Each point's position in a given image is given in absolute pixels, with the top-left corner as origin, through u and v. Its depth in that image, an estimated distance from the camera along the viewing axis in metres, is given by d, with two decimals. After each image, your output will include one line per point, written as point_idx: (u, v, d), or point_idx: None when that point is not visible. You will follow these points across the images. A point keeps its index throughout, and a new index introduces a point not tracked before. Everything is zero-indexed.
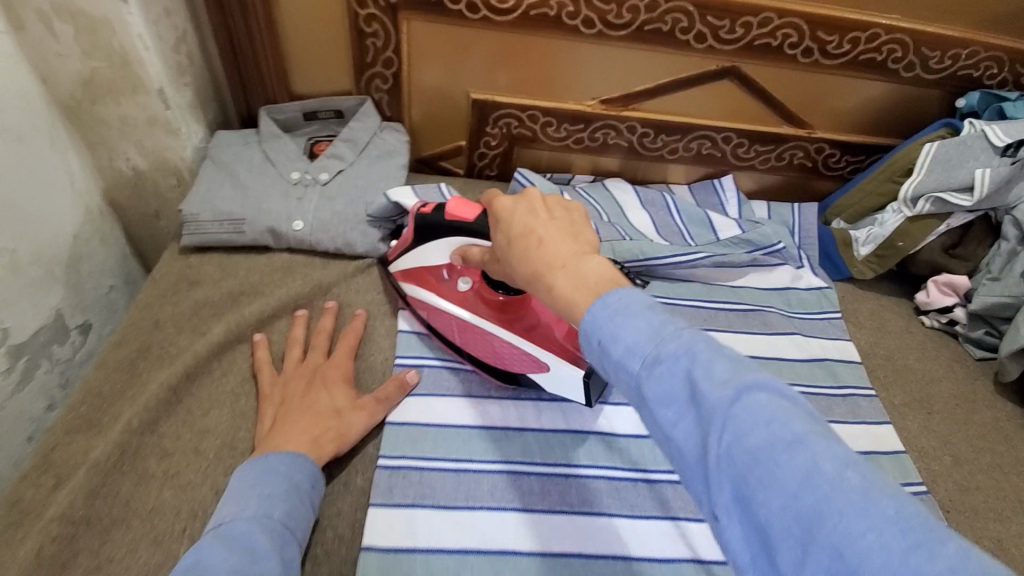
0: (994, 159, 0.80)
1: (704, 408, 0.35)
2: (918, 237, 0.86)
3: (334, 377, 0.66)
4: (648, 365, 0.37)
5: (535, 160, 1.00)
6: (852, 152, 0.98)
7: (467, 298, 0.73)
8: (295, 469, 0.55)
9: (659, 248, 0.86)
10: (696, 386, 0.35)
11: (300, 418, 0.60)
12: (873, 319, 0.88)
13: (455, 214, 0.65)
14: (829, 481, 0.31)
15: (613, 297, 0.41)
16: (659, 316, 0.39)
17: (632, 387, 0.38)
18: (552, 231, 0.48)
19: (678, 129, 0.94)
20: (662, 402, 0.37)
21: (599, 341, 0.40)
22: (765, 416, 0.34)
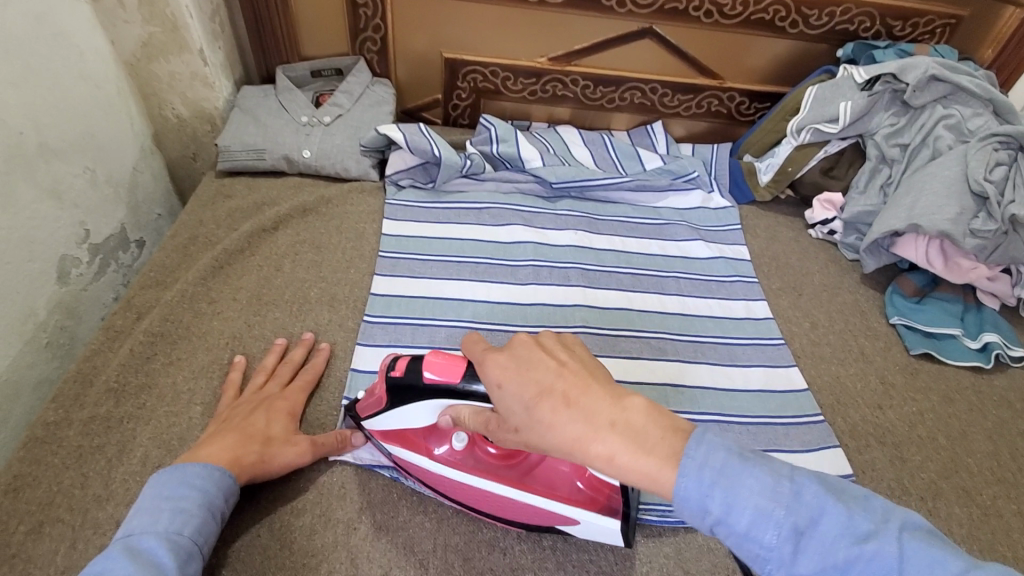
0: (856, 94, 1.01)
1: (858, 568, 0.43)
2: (803, 162, 1.08)
3: (280, 408, 0.70)
4: (786, 538, 0.44)
5: (500, 110, 1.23)
6: (758, 99, 1.19)
7: (465, 458, 0.67)
8: (210, 484, 0.58)
9: (593, 174, 1.09)
10: (845, 552, 0.43)
11: (231, 433, 0.64)
12: (767, 231, 1.09)
13: (437, 374, 0.59)
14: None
15: (705, 456, 0.45)
16: (771, 478, 0.45)
17: (774, 562, 0.44)
18: (577, 392, 0.48)
19: (613, 81, 1.16)
20: (810, 572, 0.43)
21: (713, 513, 0.44)
22: (922, 562, 0.41)
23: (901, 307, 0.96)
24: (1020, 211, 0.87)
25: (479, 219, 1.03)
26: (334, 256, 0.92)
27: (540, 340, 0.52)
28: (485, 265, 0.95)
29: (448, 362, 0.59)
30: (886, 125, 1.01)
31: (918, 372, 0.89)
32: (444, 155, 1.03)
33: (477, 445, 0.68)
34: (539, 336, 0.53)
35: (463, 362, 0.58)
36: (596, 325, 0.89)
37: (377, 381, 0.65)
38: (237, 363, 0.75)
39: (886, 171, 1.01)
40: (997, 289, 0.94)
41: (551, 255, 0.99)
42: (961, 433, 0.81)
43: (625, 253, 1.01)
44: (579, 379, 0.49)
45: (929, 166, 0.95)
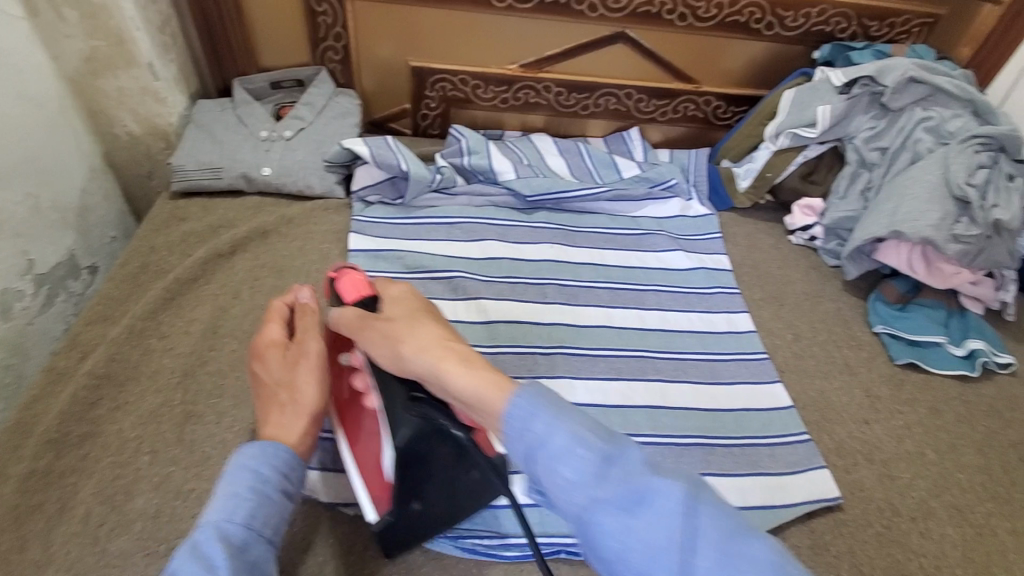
0: (834, 97, 0.99)
1: (651, 501, 0.37)
2: (782, 167, 1.06)
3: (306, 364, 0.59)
4: (594, 467, 0.38)
5: (473, 120, 1.18)
6: (735, 103, 1.17)
7: (338, 373, 0.64)
8: (263, 464, 0.51)
9: (569, 184, 1.05)
10: (645, 479, 0.37)
11: (269, 409, 0.57)
12: (747, 239, 1.07)
13: (341, 292, 0.59)
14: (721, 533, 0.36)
15: (524, 401, 0.42)
16: (581, 423, 0.40)
17: (574, 493, 0.38)
18: (398, 327, 0.52)
19: (586, 87, 1.13)
20: (605, 497, 0.38)
21: (529, 439, 0.40)
22: (660, 518, 0.36)
23: (884, 314, 0.93)
24: (1002, 215, 0.86)
25: (451, 235, 0.98)
26: (296, 279, 0.87)
27: (411, 294, 0.57)
28: (460, 280, 0.91)
29: (359, 279, 0.59)
30: (865, 128, 1.00)
31: (904, 382, 0.87)
32: (411, 169, 0.98)
33: (334, 385, 0.63)
34: (431, 307, 0.56)
35: (360, 292, 0.59)
36: (573, 345, 0.86)
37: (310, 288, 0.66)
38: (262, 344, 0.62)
39: (866, 175, 0.99)
40: (981, 292, 0.92)
41: (527, 272, 0.94)
42: (949, 447, 0.79)
43: (602, 266, 0.98)
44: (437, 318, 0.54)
45: (910, 170, 0.93)
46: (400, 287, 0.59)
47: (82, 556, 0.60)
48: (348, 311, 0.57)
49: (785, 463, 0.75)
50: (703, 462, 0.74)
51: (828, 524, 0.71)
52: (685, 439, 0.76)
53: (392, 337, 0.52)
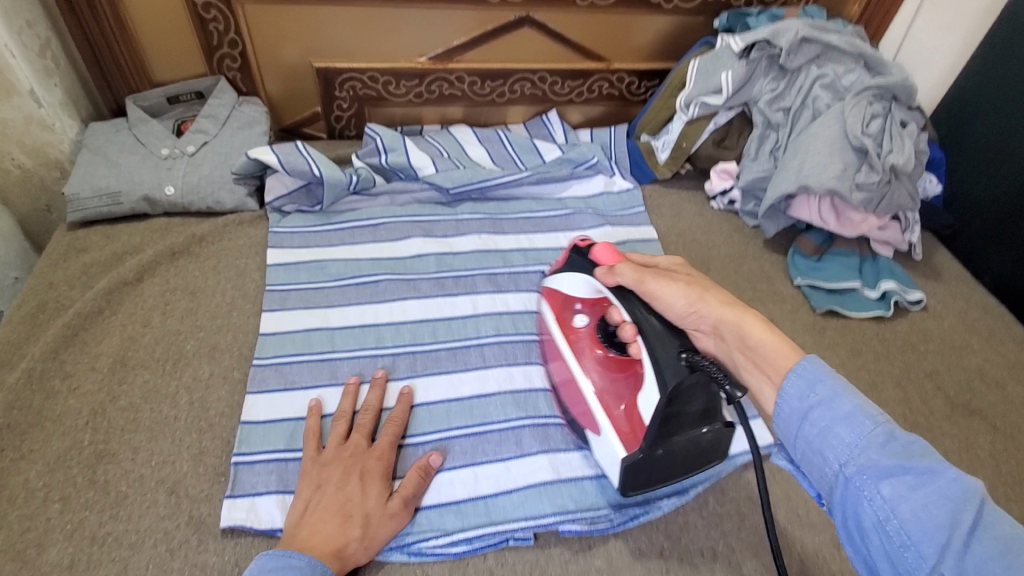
0: (734, 63, 1.02)
1: (919, 477, 0.45)
2: (695, 136, 1.08)
3: (374, 472, 0.64)
4: (879, 437, 0.47)
5: (390, 117, 1.16)
6: (647, 77, 1.19)
7: (586, 337, 0.73)
8: (318, 574, 0.54)
9: (491, 173, 1.05)
10: (934, 462, 0.45)
11: (327, 519, 0.59)
12: (671, 209, 1.09)
13: (598, 257, 0.69)
14: (955, 512, 0.43)
15: (807, 368, 0.53)
16: (865, 401, 0.50)
17: (856, 451, 0.48)
18: (698, 287, 0.65)
19: (499, 74, 1.13)
20: (879, 467, 0.46)
21: (806, 413, 0.51)
22: (923, 491, 0.44)
23: (803, 267, 0.97)
24: (897, 160, 0.91)
25: (375, 237, 0.96)
26: (213, 299, 0.84)
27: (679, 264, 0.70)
28: (386, 281, 0.89)
29: (609, 253, 0.68)
30: (767, 91, 1.03)
31: (826, 329, 0.91)
32: (325, 173, 0.95)
33: (598, 342, 0.71)
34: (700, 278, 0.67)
35: (617, 256, 0.68)
36: (508, 332, 0.85)
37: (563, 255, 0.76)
38: (314, 408, 0.70)
39: (774, 135, 1.03)
40: (889, 236, 0.98)
41: (456, 265, 0.93)
42: (871, 384, 0.83)
43: (532, 251, 0.98)
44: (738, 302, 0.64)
45: (811, 126, 0.97)
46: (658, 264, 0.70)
47: None
48: (620, 276, 0.65)
49: None
50: None
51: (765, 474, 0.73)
52: None
53: (684, 298, 0.65)
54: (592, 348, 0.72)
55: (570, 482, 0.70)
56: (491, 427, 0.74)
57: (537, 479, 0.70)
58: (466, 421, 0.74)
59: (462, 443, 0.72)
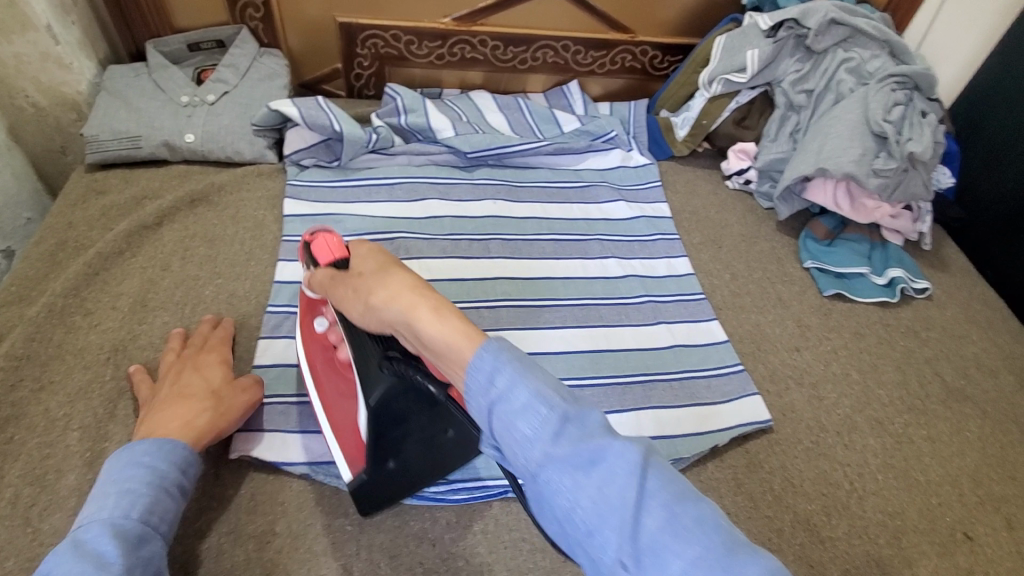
0: (761, 41, 1.01)
1: (601, 463, 0.40)
2: (716, 114, 1.08)
3: (205, 363, 0.66)
4: (553, 424, 0.41)
5: (410, 78, 1.15)
6: (671, 52, 1.18)
7: (321, 348, 0.68)
8: (160, 459, 0.55)
9: (509, 140, 1.05)
10: (602, 442, 0.41)
11: (169, 407, 0.60)
12: (686, 186, 1.10)
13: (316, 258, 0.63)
14: (625, 485, 0.39)
15: (483, 355, 0.44)
16: (541, 382, 0.43)
17: (530, 446, 0.41)
18: (375, 276, 0.52)
19: (523, 40, 1.12)
20: (558, 459, 0.40)
21: (492, 407, 0.43)
22: (595, 480, 0.40)
23: (813, 250, 0.98)
24: (916, 148, 0.91)
25: (391, 196, 0.96)
26: (230, 248, 0.84)
27: (376, 249, 0.55)
28: (401, 240, 0.90)
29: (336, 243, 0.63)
30: (792, 72, 1.03)
31: (832, 311, 0.92)
32: (345, 130, 0.95)
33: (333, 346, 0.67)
34: (384, 250, 0.56)
35: (337, 250, 0.62)
36: (518, 297, 0.86)
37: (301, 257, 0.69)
38: (137, 371, 0.69)
39: (794, 117, 1.02)
40: (901, 225, 0.98)
41: (470, 228, 0.94)
42: (871, 366, 0.85)
43: (547, 219, 0.99)
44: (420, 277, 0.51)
45: (834, 110, 0.97)
46: (369, 248, 0.57)
47: (14, 538, 0.57)
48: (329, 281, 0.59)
49: (725, 391, 0.80)
50: (646, 398, 0.78)
51: (761, 446, 0.75)
52: (627, 377, 0.80)
53: (371, 279, 0.52)
54: (329, 363, 0.66)
55: None
56: None
57: None
58: None
59: None
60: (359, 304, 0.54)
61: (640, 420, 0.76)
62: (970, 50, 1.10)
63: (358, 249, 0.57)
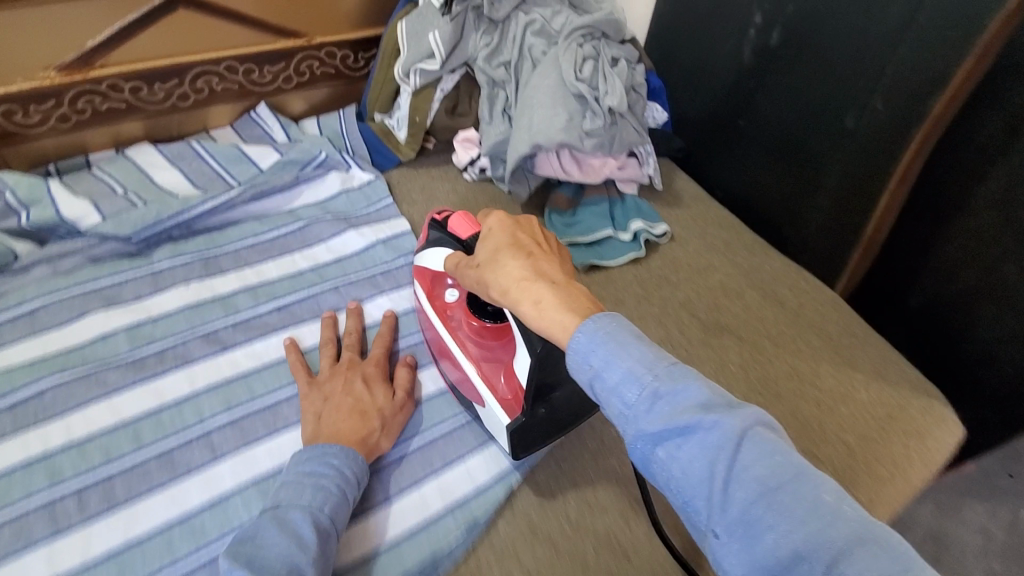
0: (439, 19, 0.91)
1: (698, 433, 0.46)
2: (426, 108, 0.98)
3: (374, 374, 0.71)
4: (647, 401, 0.49)
5: (37, 156, 0.88)
6: (364, 47, 1.04)
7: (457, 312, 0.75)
8: (346, 461, 0.61)
9: (187, 201, 0.85)
10: (692, 416, 0.46)
11: (345, 420, 0.65)
12: (423, 193, 1.00)
13: (455, 228, 0.71)
14: (725, 453, 0.45)
15: (592, 329, 0.52)
16: (637, 359, 0.50)
17: (631, 419, 0.49)
18: (496, 251, 0.63)
19: (170, 73, 0.90)
20: (657, 429, 0.48)
21: (592, 375, 0.52)
22: (696, 448, 0.46)
23: (561, 226, 0.95)
24: (613, 102, 0.89)
25: (35, 328, 0.72)
26: None
27: (504, 224, 0.65)
28: (59, 390, 0.68)
29: (468, 222, 0.71)
30: (483, 46, 0.95)
31: (590, 284, 0.91)
32: None
33: (473, 314, 0.73)
34: (523, 222, 0.66)
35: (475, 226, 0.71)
36: (239, 403, 0.70)
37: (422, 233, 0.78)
38: (289, 345, 0.74)
39: (502, 93, 0.96)
40: (631, 173, 1.00)
41: (161, 333, 0.75)
42: None
43: (266, 283, 0.83)
44: (538, 244, 0.63)
45: (532, 79, 0.92)
46: (497, 217, 0.66)
47: None
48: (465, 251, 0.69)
49: None
50: (425, 465, 0.69)
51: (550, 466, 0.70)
52: (399, 450, 0.70)
53: (485, 253, 0.64)
54: (457, 327, 0.74)
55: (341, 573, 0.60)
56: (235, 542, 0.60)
57: None
58: (194, 546, 0.59)
59: None
60: (472, 280, 0.65)
61: (425, 500, 0.67)
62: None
63: (490, 222, 0.67)
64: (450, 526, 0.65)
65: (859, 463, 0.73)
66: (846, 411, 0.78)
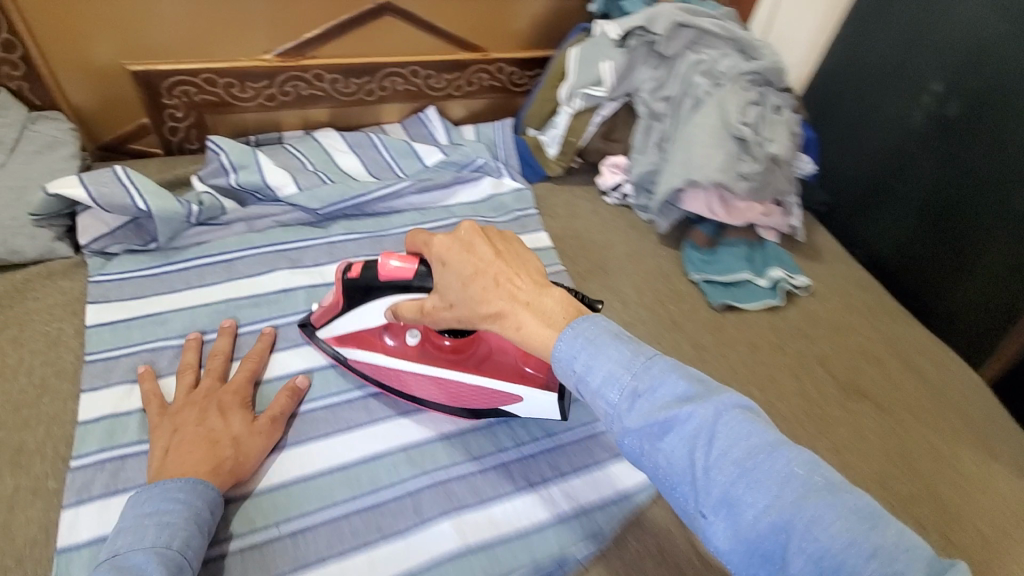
0: (613, 51, 0.97)
1: (682, 424, 0.48)
2: (582, 130, 1.03)
3: (231, 402, 0.66)
4: (631, 396, 0.50)
5: (241, 125, 0.99)
6: (528, 66, 1.11)
7: (416, 350, 0.73)
8: (194, 497, 0.56)
9: (365, 185, 0.94)
10: (671, 410, 0.48)
11: (192, 449, 0.59)
12: (565, 209, 1.04)
13: (391, 275, 0.65)
14: (709, 434, 0.47)
15: (582, 328, 0.53)
16: (619, 355, 0.51)
17: (615, 418, 0.50)
18: (474, 275, 0.58)
19: (365, 70, 0.99)
20: (640, 423, 0.49)
21: (578, 373, 0.52)
22: (682, 437, 0.48)
23: (698, 262, 0.97)
24: (775, 149, 0.92)
25: (231, 272, 0.82)
26: (9, 385, 0.66)
27: (453, 238, 0.60)
28: (247, 335, 0.76)
29: (405, 258, 0.64)
30: (648, 80, 0.99)
31: (724, 325, 0.91)
32: (153, 207, 0.79)
33: (438, 336, 0.72)
34: (484, 228, 0.61)
35: (410, 261, 0.64)
36: None
37: (335, 292, 0.72)
38: (191, 339, 0.72)
39: (658, 126, 0.99)
40: (772, 222, 1.00)
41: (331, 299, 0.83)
42: (771, 380, 0.85)
43: None
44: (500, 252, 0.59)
45: (694, 117, 0.94)
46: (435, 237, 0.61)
47: None
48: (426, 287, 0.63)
49: None
50: (554, 468, 0.71)
51: None
52: (531, 448, 0.73)
53: (460, 293, 0.59)
54: (447, 360, 0.71)
55: (478, 550, 0.63)
56: (385, 500, 0.66)
57: (439, 551, 0.63)
58: (350, 494, 0.66)
59: (353, 523, 0.64)
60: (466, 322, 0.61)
61: (550, 501, 0.68)
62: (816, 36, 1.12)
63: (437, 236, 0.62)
64: (578, 532, 0.66)
65: (997, 553, 0.70)
66: (987, 504, 0.75)
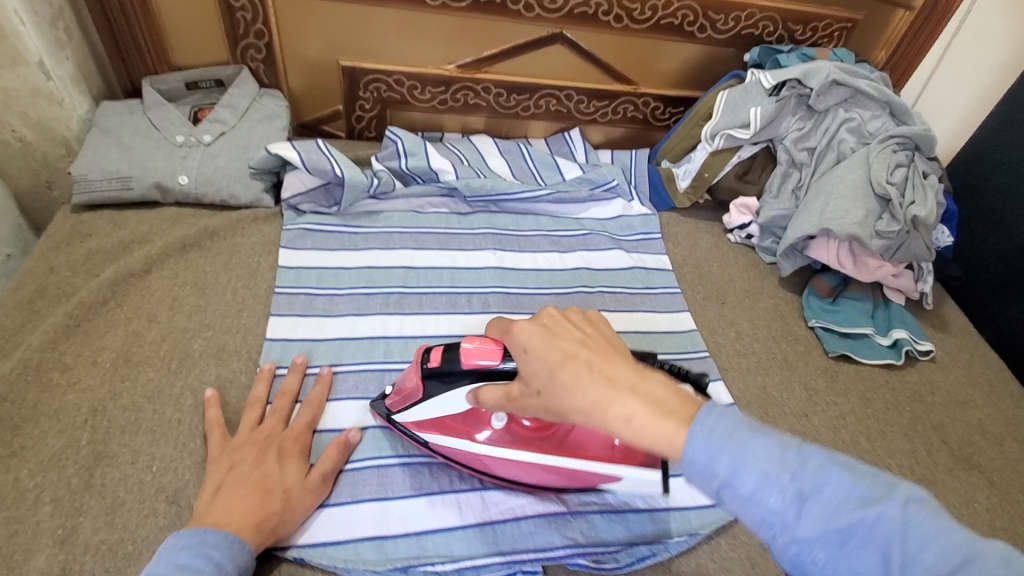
0: (764, 99, 1.02)
1: (865, 533, 0.38)
2: (718, 168, 1.08)
3: (290, 450, 0.65)
4: (793, 505, 0.40)
5: (412, 121, 1.14)
6: (672, 104, 1.18)
7: (500, 432, 0.68)
8: (226, 557, 0.53)
9: (510, 186, 1.04)
10: (853, 515, 0.39)
11: (237, 493, 0.59)
12: (689, 238, 1.10)
13: (472, 360, 0.60)
14: (897, 536, 0.38)
15: (713, 421, 0.42)
16: (763, 450, 0.41)
17: (778, 526, 0.40)
18: (567, 357, 0.48)
19: (527, 88, 1.12)
20: (813, 536, 0.39)
21: (720, 477, 0.41)
22: (867, 542, 0.38)
23: (818, 309, 0.98)
24: (919, 212, 0.91)
25: (389, 243, 0.95)
26: (220, 299, 0.81)
27: (545, 330, 0.50)
28: (399, 296, 0.87)
29: (485, 343, 0.60)
30: (794, 130, 1.03)
31: (837, 373, 0.92)
32: (346, 174, 0.93)
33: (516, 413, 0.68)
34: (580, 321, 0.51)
35: (495, 343, 0.60)
36: None
37: (413, 365, 0.67)
38: (264, 373, 0.73)
39: (796, 174, 1.03)
40: (902, 284, 0.98)
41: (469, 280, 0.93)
42: (881, 434, 0.86)
43: (551, 270, 0.97)
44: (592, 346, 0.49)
45: (835, 170, 0.97)
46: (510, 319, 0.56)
47: None
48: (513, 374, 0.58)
49: None
50: None
51: None
52: None
53: (546, 382, 0.49)
54: (526, 439, 0.68)
55: (579, 517, 0.69)
56: None
57: (543, 510, 0.70)
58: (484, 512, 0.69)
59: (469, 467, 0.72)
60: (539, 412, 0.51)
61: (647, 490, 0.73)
62: (968, 112, 1.11)
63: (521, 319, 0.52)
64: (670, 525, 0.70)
65: None
66: None
